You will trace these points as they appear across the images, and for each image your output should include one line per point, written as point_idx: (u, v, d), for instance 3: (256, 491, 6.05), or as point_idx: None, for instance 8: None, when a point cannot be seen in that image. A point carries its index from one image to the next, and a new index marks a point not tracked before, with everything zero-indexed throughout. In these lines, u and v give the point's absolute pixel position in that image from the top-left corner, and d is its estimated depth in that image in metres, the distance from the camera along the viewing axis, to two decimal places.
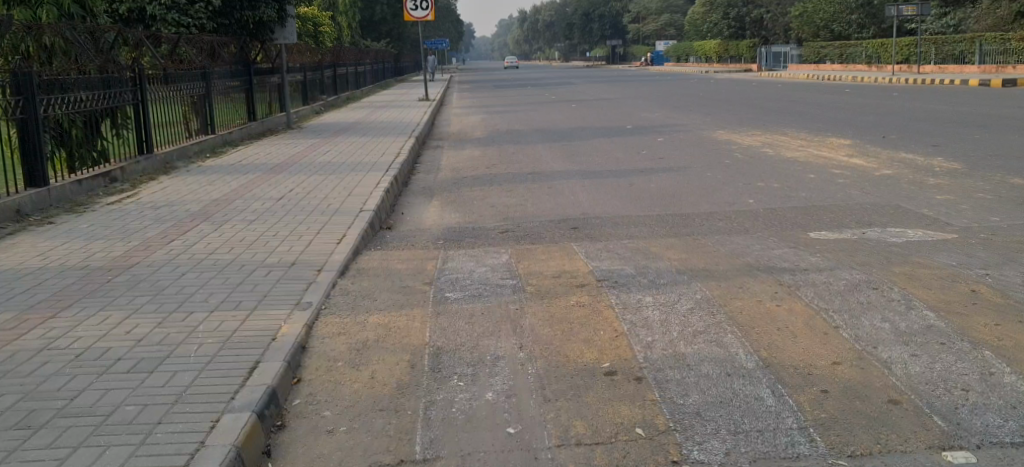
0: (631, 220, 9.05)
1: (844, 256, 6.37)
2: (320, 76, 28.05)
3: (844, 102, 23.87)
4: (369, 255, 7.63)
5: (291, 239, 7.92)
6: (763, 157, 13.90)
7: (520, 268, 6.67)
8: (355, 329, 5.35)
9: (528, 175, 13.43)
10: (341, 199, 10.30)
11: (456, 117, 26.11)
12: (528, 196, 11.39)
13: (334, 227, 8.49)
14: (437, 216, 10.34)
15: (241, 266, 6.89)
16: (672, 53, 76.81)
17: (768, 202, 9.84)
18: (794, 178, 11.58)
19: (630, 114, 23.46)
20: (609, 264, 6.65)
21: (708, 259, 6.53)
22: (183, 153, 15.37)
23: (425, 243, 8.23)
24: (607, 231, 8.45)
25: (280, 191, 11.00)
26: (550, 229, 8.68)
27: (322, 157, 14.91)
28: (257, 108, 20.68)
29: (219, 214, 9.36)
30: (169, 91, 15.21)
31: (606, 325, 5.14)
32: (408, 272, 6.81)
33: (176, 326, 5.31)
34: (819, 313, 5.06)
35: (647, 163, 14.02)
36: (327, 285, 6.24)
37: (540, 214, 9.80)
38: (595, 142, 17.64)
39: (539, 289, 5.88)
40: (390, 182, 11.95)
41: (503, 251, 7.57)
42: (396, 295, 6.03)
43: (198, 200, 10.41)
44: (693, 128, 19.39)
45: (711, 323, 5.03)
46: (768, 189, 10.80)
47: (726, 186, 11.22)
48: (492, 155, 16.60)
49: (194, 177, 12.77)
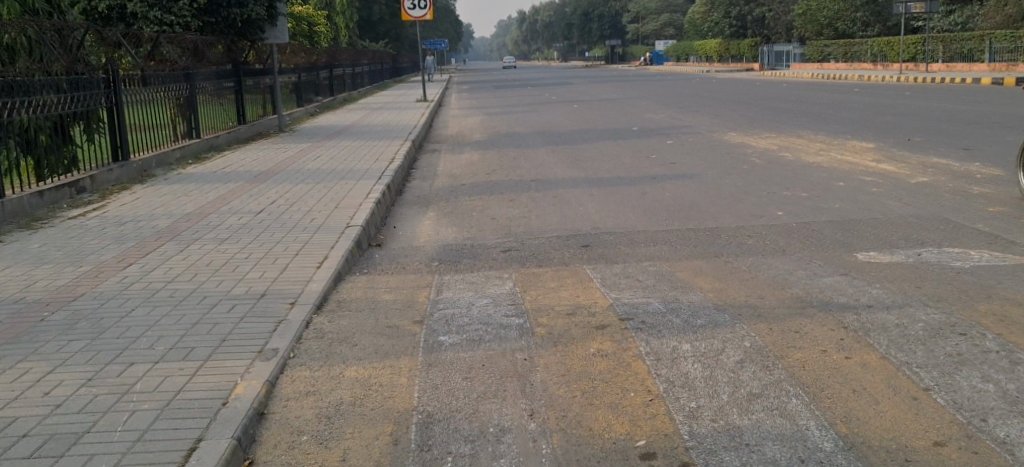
0: (649, 237, 8.09)
1: (911, 287, 5.41)
2: (314, 76, 27.12)
3: (857, 103, 22.94)
4: (353, 282, 6.65)
5: (264, 263, 6.95)
6: (783, 162, 12.95)
7: (527, 300, 5.71)
8: (327, 388, 4.36)
9: (533, 182, 12.47)
10: (326, 212, 9.34)
11: (454, 118, 25.16)
12: (533, 207, 10.44)
13: (315, 247, 7.53)
14: (432, 230, 9.39)
15: (200, 301, 5.91)
16: (672, 53, 75.82)
17: (800, 214, 8.90)
18: (823, 185, 10.63)
19: (634, 115, 22.49)
20: (632, 297, 5.68)
21: (748, 291, 5.58)
22: (163, 159, 14.39)
23: (417, 266, 7.26)
24: (624, 251, 7.47)
25: (260, 203, 10.03)
26: (558, 248, 7.73)
27: (311, 163, 13.93)
28: (246, 109, 19.70)
29: (189, 231, 8.40)
30: (149, 93, 14.19)
31: (639, 382, 4.17)
32: (396, 305, 5.82)
33: (105, 384, 4.33)
34: (902, 368, 4.11)
35: (659, 169, 13.07)
36: (299, 326, 5.27)
37: (546, 228, 8.85)
38: (601, 145, 16.69)
39: (552, 331, 4.91)
40: (382, 192, 10.99)
41: (507, 277, 6.61)
42: (380, 337, 5.06)
43: (169, 215, 9.45)
44: (703, 129, 18.43)
45: (768, 383, 4.06)
46: (796, 199, 9.86)
47: (749, 195, 10.27)
48: (492, 159, 15.66)
49: (169, 187, 11.80)
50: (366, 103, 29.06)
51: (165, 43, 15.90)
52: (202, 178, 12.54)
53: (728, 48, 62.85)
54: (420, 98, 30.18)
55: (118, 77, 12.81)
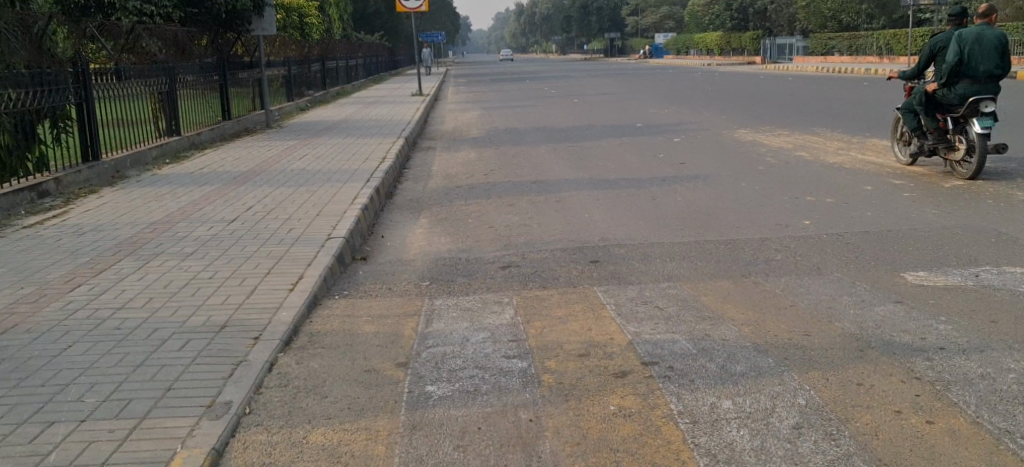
0: (665, 251, 7.27)
1: (983, 322, 4.62)
2: (306, 69, 26.24)
3: (870, 98, 22.12)
4: (331, 309, 5.83)
5: (230, 286, 6.13)
6: (801, 162, 12.14)
7: (531, 336, 4.89)
8: (287, 459, 3.57)
9: (534, 184, 11.67)
10: (307, 220, 8.52)
11: (451, 113, 24.34)
12: (534, 213, 9.64)
13: (290, 265, 6.70)
14: (425, 240, 8.58)
15: (151, 333, 5.11)
16: (672, 45, 75.00)
17: (829, 224, 8.11)
18: (849, 190, 9.84)
19: (638, 110, 21.67)
20: (654, 331, 4.87)
21: (790, 327, 4.78)
22: (140, 158, 13.53)
23: (405, 288, 6.43)
24: (638, 270, 6.66)
25: (237, 210, 9.21)
26: (564, 266, 6.93)
27: (297, 164, 13.09)
28: (232, 104, 18.85)
29: (152, 244, 7.55)
30: (125, 88, 13.34)
31: (672, 455, 3.38)
32: (377, 341, 4.98)
33: (13, 455, 3.60)
34: (1003, 440, 3.33)
35: (668, 170, 12.27)
36: (261, 371, 4.46)
37: (550, 240, 8.05)
38: (604, 143, 15.87)
39: (562, 380, 4.10)
40: (371, 196, 10.18)
41: (508, 302, 5.81)
42: (354, 386, 4.23)
43: (135, 223, 8.61)
44: (710, 126, 17.62)
45: (835, 459, 3.27)
46: (821, 205, 9.04)
47: (769, 201, 9.45)
48: (489, 158, 14.85)
49: (141, 190, 10.98)
50: (359, 98, 28.17)
51: (144, 34, 15.07)
52: (179, 180, 11.73)
53: (729, 41, 62.04)
54: (415, 93, 29.31)
55: (89, 71, 11.96)
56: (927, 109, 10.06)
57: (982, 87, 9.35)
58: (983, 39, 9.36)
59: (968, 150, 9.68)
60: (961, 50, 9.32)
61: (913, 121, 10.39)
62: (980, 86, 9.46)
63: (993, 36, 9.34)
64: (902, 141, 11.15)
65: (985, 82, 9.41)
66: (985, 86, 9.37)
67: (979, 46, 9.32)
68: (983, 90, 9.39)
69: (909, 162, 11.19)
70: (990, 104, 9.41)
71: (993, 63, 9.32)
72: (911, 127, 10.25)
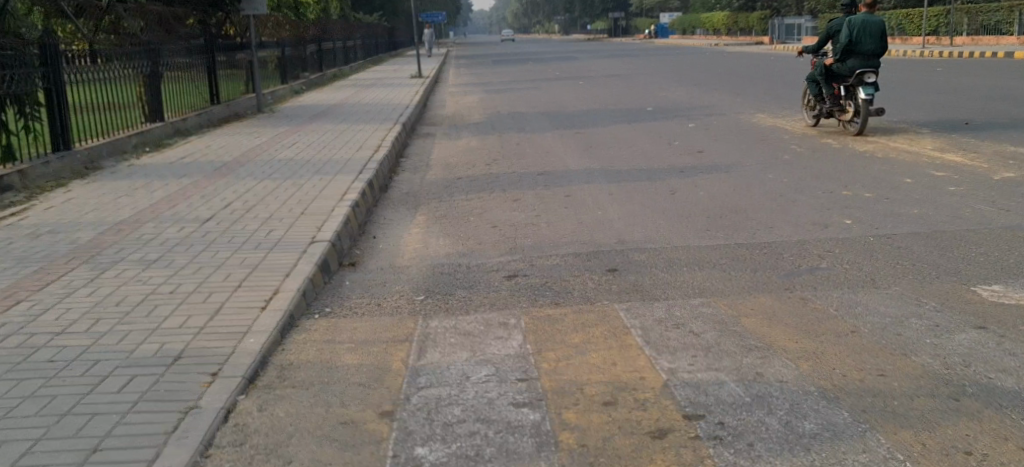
0: (692, 259, 6.43)
1: None
2: (301, 52, 25.35)
3: (888, 81, 21.23)
4: (308, 331, 5.00)
5: (194, 303, 5.30)
6: (827, 151, 11.26)
7: (544, 372, 4.08)
8: None
9: (541, 175, 10.82)
10: (290, 220, 7.68)
11: (452, 97, 23.47)
12: (542, 208, 8.82)
13: (266, 275, 5.87)
14: (421, 241, 7.76)
15: (89, 368, 4.28)
16: (677, 26, 74.15)
17: (871, 222, 7.29)
18: (887, 181, 9.02)
19: (646, 94, 20.78)
20: (693, 366, 4.02)
21: (858, 362, 3.97)
22: (119, 146, 12.64)
23: (396, 305, 5.60)
24: (662, 282, 5.83)
25: (214, 207, 8.39)
26: (577, 276, 6.12)
27: (286, 153, 12.23)
28: (221, 88, 17.96)
29: (112, 250, 6.73)
30: (102, 71, 12.48)
31: None
32: (358, 378, 4.15)
33: None
34: None
35: (683, 159, 11.42)
36: (214, 422, 3.63)
37: (560, 243, 7.23)
38: (612, 129, 15.01)
39: (587, 442, 3.31)
40: (364, 189, 9.35)
41: (516, 323, 4.99)
42: (327, 446, 3.44)
43: (100, 223, 7.79)
44: (724, 110, 16.75)
45: None
46: (859, 199, 8.22)
47: (800, 195, 8.59)
48: (491, 145, 14.01)
49: (115, 183, 10.14)
50: (358, 81, 27.30)
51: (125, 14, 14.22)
52: (157, 171, 10.90)
53: (736, 21, 60.92)
54: (416, 76, 28.39)
55: (58, 52, 11.14)
56: (826, 79, 12.27)
57: (868, 61, 11.67)
58: (868, 25, 11.67)
59: (855, 112, 11.91)
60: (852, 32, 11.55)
61: (816, 89, 12.61)
62: (866, 60, 11.77)
63: (876, 22, 11.66)
64: (809, 107, 13.33)
65: (870, 58, 11.70)
66: (869, 61, 11.64)
67: (866, 30, 11.58)
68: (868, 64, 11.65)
69: (814, 124, 13.39)
70: (873, 75, 11.71)
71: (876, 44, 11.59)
72: (812, 93, 12.48)
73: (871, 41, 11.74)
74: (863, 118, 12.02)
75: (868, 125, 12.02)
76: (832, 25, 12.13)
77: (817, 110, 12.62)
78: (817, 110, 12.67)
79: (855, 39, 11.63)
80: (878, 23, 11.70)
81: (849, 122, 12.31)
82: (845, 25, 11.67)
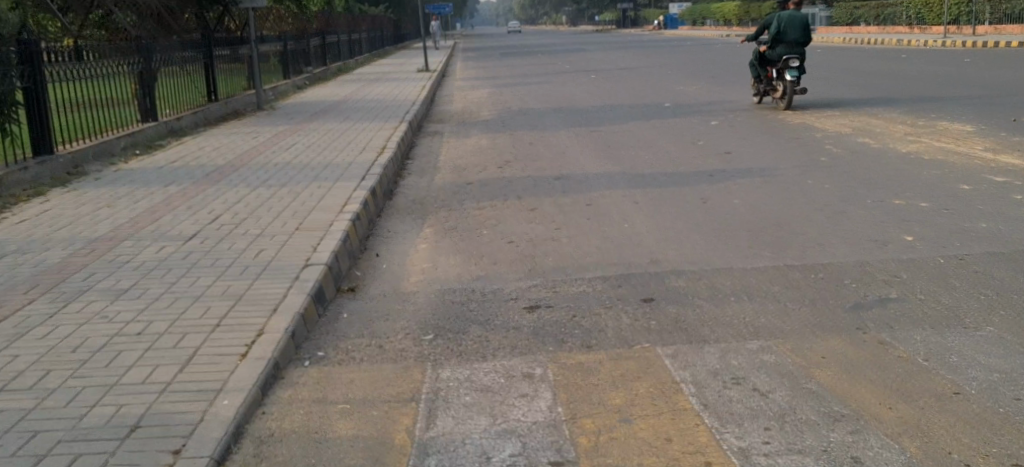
0: (739, 286, 5.65)
1: None
2: (304, 46, 24.54)
3: (914, 73, 20.38)
4: (298, 386, 4.24)
5: (163, 348, 4.53)
6: (866, 152, 10.45)
7: (583, 453, 3.36)
8: None
9: (557, 179, 10.04)
10: (284, 237, 6.90)
11: (460, 92, 22.66)
12: (563, 219, 8.06)
13: (251, 312, 5.11)
14: (430, 259, 7.00)
15: (24, 445, 3.53)
16: (687, 17, 73.21)
17: (934, 238, 6.51)
18: (940, 188, 8.24)
19: (662, 88, 19.96)
20: (768, 447, 3.29)
21: (975, 443, 3.24)
22: (106, 149, 11.80)
23: (401, 347, 4.81)
24: (709, 317, 5.04)
25: (202, 220, 7.63)
26: (609, 308, 5.36)
27: (285, 156, 11.45)
28: (220, 85, 17.18)
29: (83, 275, 5.97)
30: (91, 68, 11.71)
31: None
32: (354, 460, 3.43)
33: None
34: None
35: (710, 161, 10.64)
36: None
37: (586, 264, 6.47)
38: (629, 127, 14.21)
39: None
40: (367, 198, 8.58)
41: (543, 372, 4.24)
42: None
43: (74, 240, 7.03)
44: (747, 105, 15.94)
45: None
46: (915, 210, 7.44)
47: (846, 206, 7.80)
48: (503, 145, 13.24)
49: (98, 191, 9.37)
50: (363, 75, 26.49)
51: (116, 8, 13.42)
52: (145, 177, 10.12)
53: (748, 11, 59.84)
54: (423, 70, 27.57)
55: (39, 49, 10.36)
56: (761, 63, 14.73)
57: (792, 49, 14.15)
58: (793, 19, 14.16)
59: (783, 92, 14.35)
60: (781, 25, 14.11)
61: (755, 72, 15.15)
62: (791, 49, 14.25)
63: (800, 17, 14.15)
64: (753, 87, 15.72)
65: (795, 46, 14.17)
66: (794, 49, 14.21)
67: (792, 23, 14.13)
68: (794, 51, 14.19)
69: (757, 102, 15.75)
70: (796, 61, 14.18)
71: (800, 35, 14.15)
72: (751, 75, 14.95)
73: (796, 33, 14.22)
74: (789, 97, 14.44)
75: (793, 102, 14.41)
76: (765, 20, 14.70)
77: (755, 89, 15.09)
78: (755, 89, 15.13)
79: (781, 31, 14.14)
80: (802, 18, 14.30)
81: (779, 100, 14.76)
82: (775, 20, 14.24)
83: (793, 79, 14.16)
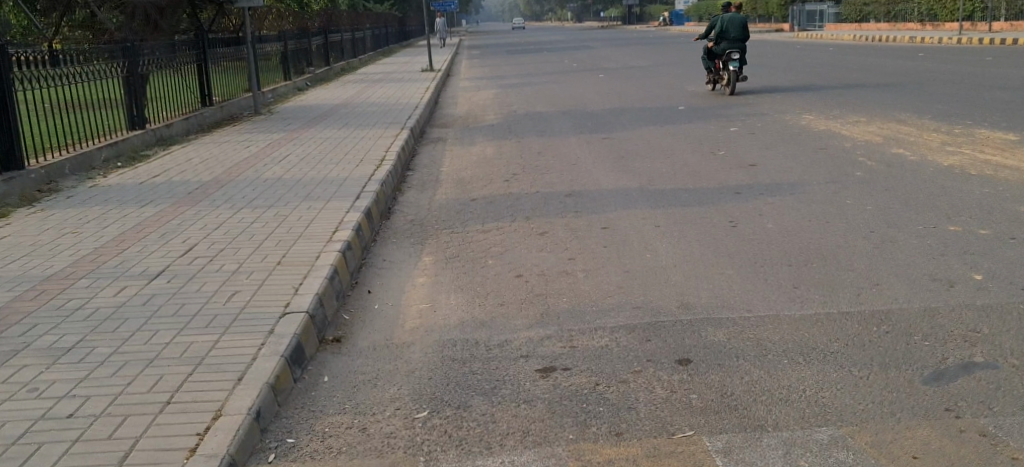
0: (792, 341, 4.78)
1: None
2: (305, 45, 23.64)
3: (937, 71, 19.54)
4: None
5: (95, 439, 3.72)
6: (904, 164, 9.59)
7: None
8: None
9: (570, 196, 9.20)
10: (262, 275, 6.04)
11: (464, 93, 21.79)
12: (577, 246, 7.22)
13: (209, 382, 4.26)
14: (429, 297, 6.15)
15: None
16: (694, 13, 72.37)
17: (1009, 278, 5.64)
18: (999, 209, 7.37)
19: (676, 89, 19.09)
20: None
21: None
22: (85, 160, 10.95)
23: (388, 430, 4.00)
24: (762, 389, 4.19)
25: (173, 251, 6.78)
26: (638, 372, 4.50)
27: (275, 169, 10.62)
28: (214, 88, 16.28)
29: (23, 327, 5.14)
30: (68, 73, 10.82)
31: None
32: None
33: None
34: None
35: (735, 174, 9.79)
36: None
37: (605, 308, 5.62)
38: (644, 133, 13.36)
39: None
40: (360, 221, 7.71)
41: None
42: None
43: (25, 277, 6.18)
44: (766, 108, 15.10)
45: None
46: (978, 238, 6.57)
47: (896, 232, 6.93)
48: (509, 153, 12.41)
49: (67, 212, 8.51)
50: (365, 75, 25.60)
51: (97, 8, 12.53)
52: (122, 196, 9.28)
53: (756, 8, 58.73)
54: (426, 69, 26.69)
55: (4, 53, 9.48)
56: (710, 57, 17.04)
57: (733, 43, 16.44)
58: (733, 19, 16.49)
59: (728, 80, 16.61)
60: (723, 25, 16.53)
61: (705, 64, 17.48)
62: (733, 44, 16.52)
63: (739, 17, 16.46)
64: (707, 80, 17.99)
65: (736, 42, 16.46)
66: (737, 43, 16.66)
67: (733, 22, 16.58)
68: (735, 46, 16.55)
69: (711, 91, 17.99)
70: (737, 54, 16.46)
71: (740, 32, 16.54)
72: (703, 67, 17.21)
73: (736, 32, 16.52)
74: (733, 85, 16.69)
75: (736, 87, 16.65)
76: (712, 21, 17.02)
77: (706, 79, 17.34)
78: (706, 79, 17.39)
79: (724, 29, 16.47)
80: (742, 19, 16.60)
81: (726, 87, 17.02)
82: (719, 20, 16.63)
83: (736, 69, 16.50)
